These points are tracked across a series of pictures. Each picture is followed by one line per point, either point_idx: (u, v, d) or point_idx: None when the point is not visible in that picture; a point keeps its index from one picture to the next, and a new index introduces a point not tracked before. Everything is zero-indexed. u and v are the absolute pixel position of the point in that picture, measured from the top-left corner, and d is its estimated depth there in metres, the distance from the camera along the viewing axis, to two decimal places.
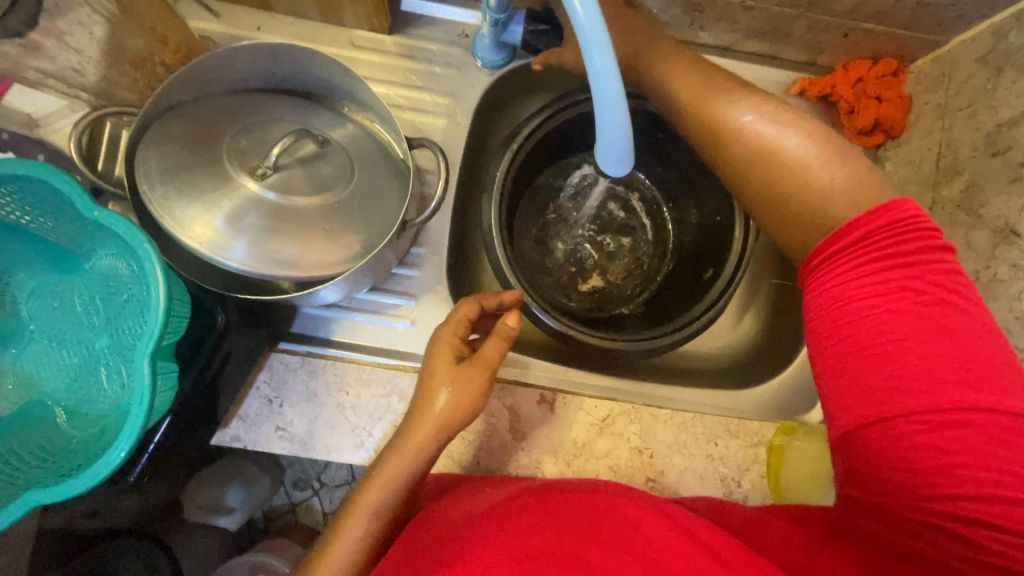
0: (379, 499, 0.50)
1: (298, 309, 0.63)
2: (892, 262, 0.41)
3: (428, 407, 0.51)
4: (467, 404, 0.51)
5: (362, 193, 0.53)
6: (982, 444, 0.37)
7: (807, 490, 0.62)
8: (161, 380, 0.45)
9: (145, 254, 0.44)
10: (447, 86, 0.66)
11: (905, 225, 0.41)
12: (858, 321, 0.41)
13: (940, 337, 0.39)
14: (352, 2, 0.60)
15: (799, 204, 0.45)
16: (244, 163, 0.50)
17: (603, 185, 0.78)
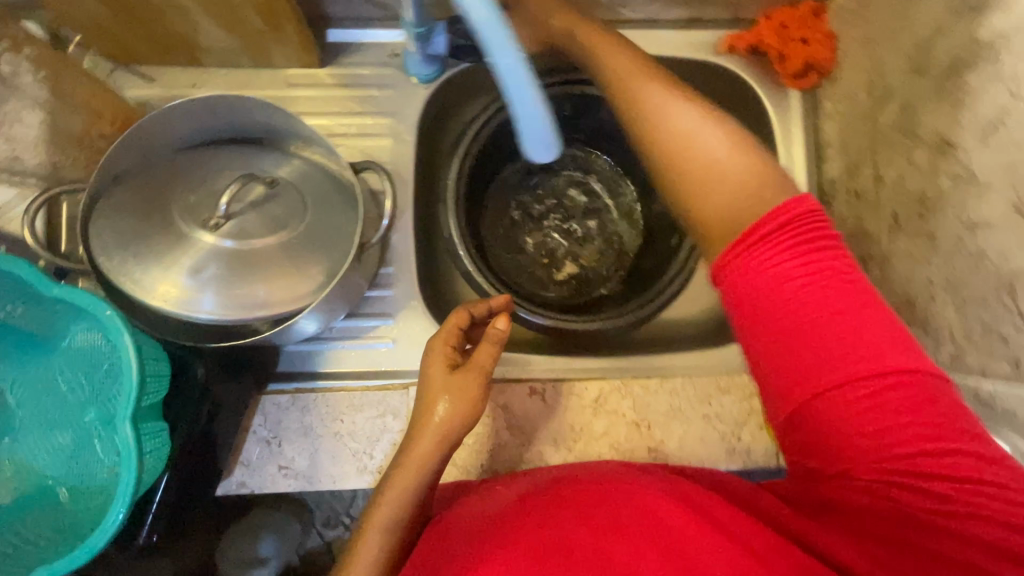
0: (383, 521, 0.51)
1: (281, 348, 0.63)
2: (799, 264, 0.42)
3: (428, 421, 0.53)
4: (467, 409, 0.53)
5: (317, 225, 0.54)
6: (917, 406, 0.38)
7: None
8: (147, 441, 0.46)
9: (110, 321, 0.45)
10: (383, 105, 0.67)
11: (803, 226, 0.43)
12: (784, 301, 0.41)
13: (862, 329, 0.39)
14: (279, 43, 0.62)
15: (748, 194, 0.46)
16: (197, 217, 0.51)
17: (560, 173, 0.80)
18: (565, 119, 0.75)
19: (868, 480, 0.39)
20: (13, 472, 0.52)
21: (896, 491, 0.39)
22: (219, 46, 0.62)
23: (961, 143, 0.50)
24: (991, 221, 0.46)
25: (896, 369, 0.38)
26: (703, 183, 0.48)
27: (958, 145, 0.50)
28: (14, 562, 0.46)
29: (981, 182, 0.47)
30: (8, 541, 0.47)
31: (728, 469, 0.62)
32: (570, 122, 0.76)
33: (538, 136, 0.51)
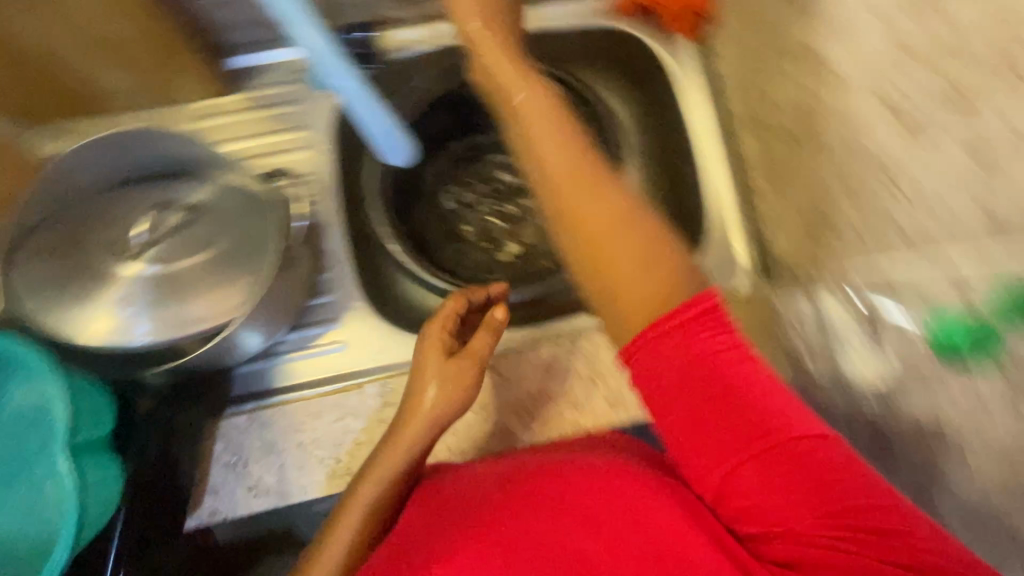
0: (351, 516, 0.52)
1: (233, 371, 0.64)
2: (706, 367, 0.40)
3: (418, 407, 0.54)
4: (457, 396, 0.54)
5: (237, 239, 0.54)
6: (829, 471, 0.39)
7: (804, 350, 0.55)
8: (91, 482, 0.47)
9: (36, 362, 0.46)
10: (293, 119, 0.68)
11: (702, 318, 0.40)
12: (703, 374, 0.40)
13: (771, 427, 0.39)
14: (181, 76, 0.64)
15: (649, 262, 0.42)
16: (119, 251, 0.52)
17: (484, 159, 0.81)
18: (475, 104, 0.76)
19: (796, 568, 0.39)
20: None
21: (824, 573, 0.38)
22: (122, 90, 0.63)
23: None
24: (857, 112, 0.46)
25: (809, 435, 0.39)
26: (598, 257, 0.44)
27: None
28: None
29: None
30: None
31: None
32: (481, 107, 0.77)
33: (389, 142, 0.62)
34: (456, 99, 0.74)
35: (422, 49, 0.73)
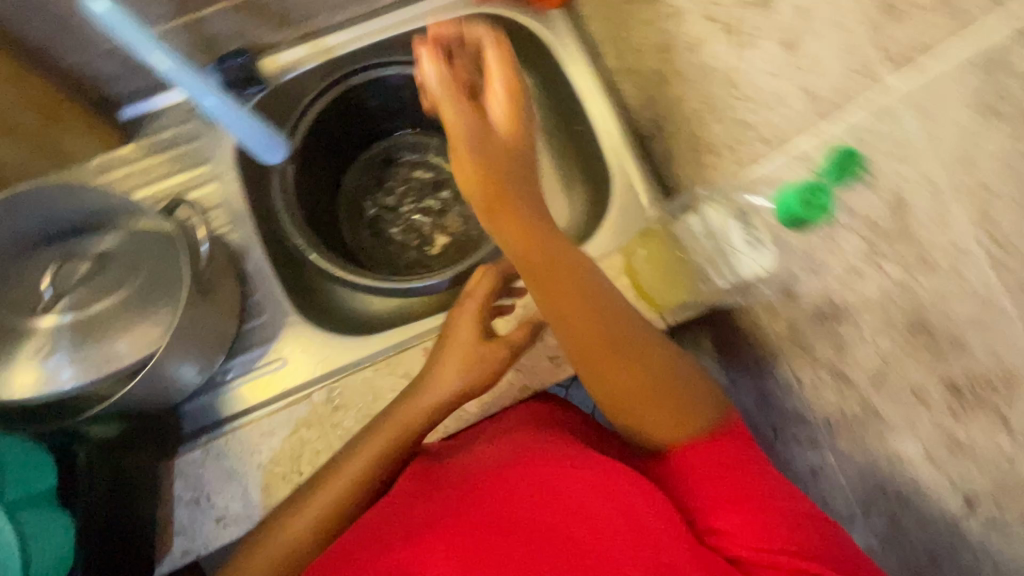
0: (311, 502, 0.52)
1: (180, 409, 0.64)
2: (716, 463, 0.43)
3: (436, 381, 0.56)
4: (482, 379, 0.56)
5: (149, 274, 0.55)
6: (812, 526, 0.40)
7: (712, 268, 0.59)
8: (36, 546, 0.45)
9: None
10: (197, 155, 0.69)
11: (739, 454, 0.44)
12: (710, 448, 0.44)
13: (766, 515, 0.40)
14: (70, 135, 0.64)
15: (676, 399, 0.45)
16: (29, 309, 0.53)
17: (400, 162, 0.83)
18: (377, 111, 0.77)
19: None
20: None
21: None
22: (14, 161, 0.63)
23: None
24: (702, 39, 0.51)
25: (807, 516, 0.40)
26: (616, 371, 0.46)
27: None
28: None
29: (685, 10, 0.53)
30: None
31: None
32: (384, 112, 0.78)
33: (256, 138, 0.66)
34: (353, 107, 0.75)
35: (308, 66, 0.71)
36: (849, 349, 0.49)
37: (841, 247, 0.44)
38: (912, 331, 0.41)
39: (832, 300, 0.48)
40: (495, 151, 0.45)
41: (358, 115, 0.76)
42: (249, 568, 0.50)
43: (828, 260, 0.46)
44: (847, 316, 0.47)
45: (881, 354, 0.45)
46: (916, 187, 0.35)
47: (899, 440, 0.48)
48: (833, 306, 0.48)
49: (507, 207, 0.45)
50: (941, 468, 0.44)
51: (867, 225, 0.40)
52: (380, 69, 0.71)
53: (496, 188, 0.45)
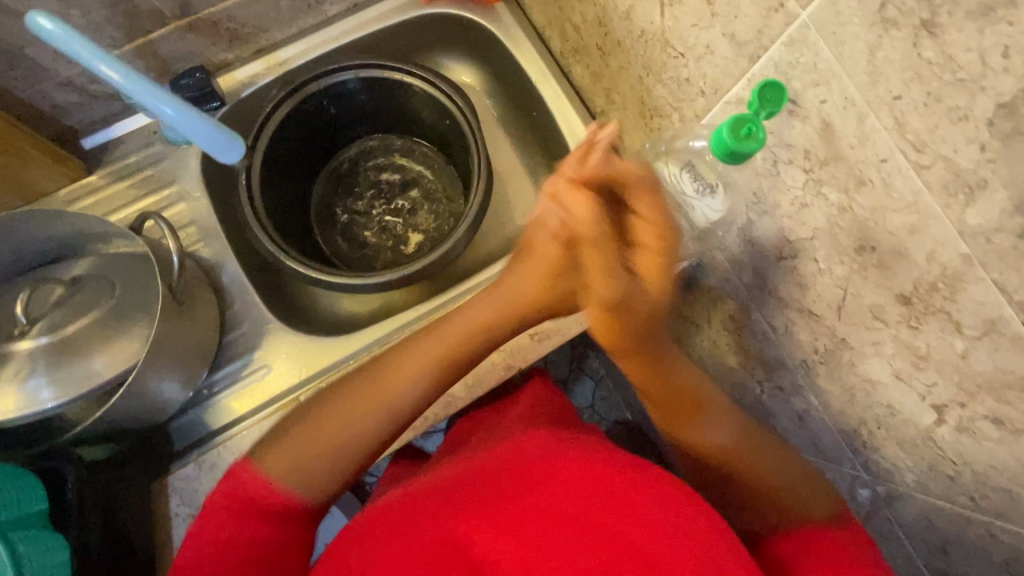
0: (299, 430, 0.50)
1: (168, 427, 0.64)
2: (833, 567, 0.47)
3: (471, 307, 0.53)
4: (517, 305, 0.51)
5: (123, 292, 0.56)
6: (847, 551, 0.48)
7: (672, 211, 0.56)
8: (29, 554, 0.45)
9: None
10: (164, 177, 0.70)
11: (852, 544, 0.48)
12: (822, 545, 0.49)
13: None
14: (34, 169, 0.64)
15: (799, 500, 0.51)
16: (5, 338, 0.53)
17: (368, 167, 0.85)
18: (338, 117, 0.79)
19: None
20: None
21: None
22: None
23: None
24: (635, 5, 0.53)
25: None
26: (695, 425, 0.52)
27: None
28: None
29: None
30: None
31: None
32: (344, 118, 0.79)
33: (208, 137, 0.52)
34: (313, 115, 0.76)
35: (266, 79, 0.73)
36: (808, 284, 0.51)
37: (786, 182, 0.46)
38: (860, 251, 0.42)
39: (787, 236, 0.50)
40: (636, 301, 0.45)
41: (318, 121, 0.77)
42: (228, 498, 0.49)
43: (777, 198, 0.48)
44: (803, 250, 0.49)
45: (838, 282, 0.47)
46: (838, 108, 0.37)
47: (869, 365, 0.49)
48: (789, 243, 0.50)
49: (624, 312, 0.45)
50: (907, 383, 0.46)
51: (804, 154, 0.42)
52: (334, 73, 0.73)
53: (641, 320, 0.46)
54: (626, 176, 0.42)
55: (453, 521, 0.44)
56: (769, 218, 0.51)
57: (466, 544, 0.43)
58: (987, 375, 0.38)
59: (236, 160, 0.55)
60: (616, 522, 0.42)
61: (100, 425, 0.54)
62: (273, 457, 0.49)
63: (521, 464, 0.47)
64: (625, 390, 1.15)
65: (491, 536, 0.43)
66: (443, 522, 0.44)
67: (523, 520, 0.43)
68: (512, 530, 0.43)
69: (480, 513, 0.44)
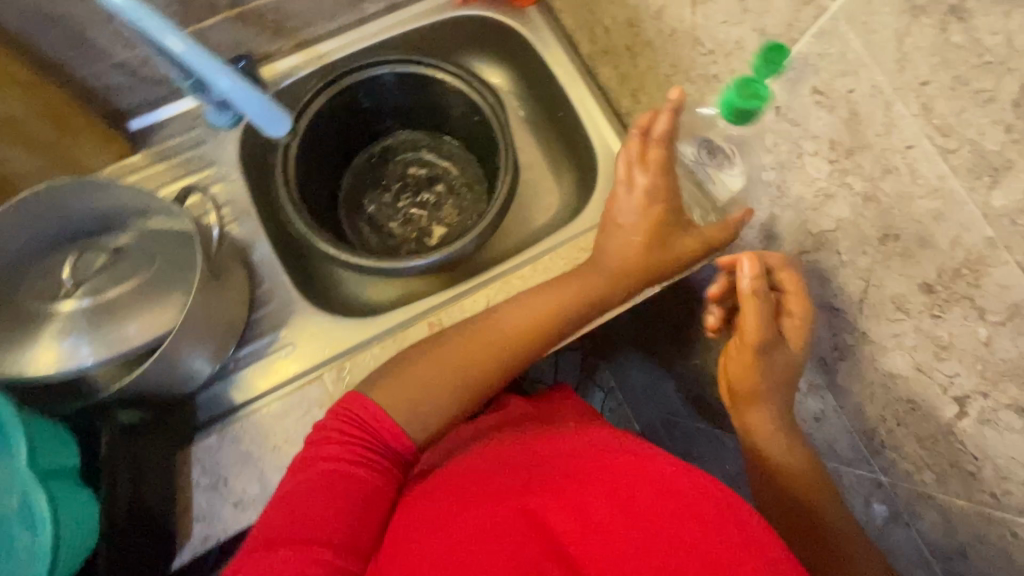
0: (425, 357, 0.56)
1: (194, 399, 0.66)
2: None
3: (589, 274, 0.60)
4: (622, 280, 0.60)
5: (161, 263, 0.58)
6: None
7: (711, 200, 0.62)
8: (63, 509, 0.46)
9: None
10: (204, 159, 0.73)
11: None
12: None
13: None
14: (83, 146, 0.68)
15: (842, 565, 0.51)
16: (49, 297, 0.55)
17: (395, 161, 0.88)
18: (370, 112, 0.82)
19: None
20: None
21: None
22: None
23: None
24: (665, 4, 0.55)
25: None
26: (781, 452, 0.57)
27: None
28: None
29: None
30: None
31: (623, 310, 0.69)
32: (376, 113, 0.82)
33: (258, 109, 0.53)
34: (347, 108, 0.79)
35: (305, 72, 0.77)
36: (829, 278, 0.52)
37: (810, 174, 0.47)
38: (883, 241, 0.43)
39: (809, 230, 0.51)
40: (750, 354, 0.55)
41: (352, 114, 0.80)
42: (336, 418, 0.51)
43: (801, 189, 0.49)
44: (825, 243, 0.50)
45: (859, 274, 0.48)
46: (865, 96, 0.39)
47: (889, 359, 0.50)
48: (811, 237, 0.51)
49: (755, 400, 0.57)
50: (929, 375, 0.46)
51: (829, 145, 0.44)
52: (372, 68, 0.76)
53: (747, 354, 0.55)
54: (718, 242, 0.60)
55: (528, 493, 0.43)
56: (793, 211, 0.52)
57: (542, 518, 0.41)
58: (1010, 361, 0.38)
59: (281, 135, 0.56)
60: (692, 524, 0.39)
61: (130, 390, 0.55)
62: (382, 390, 0.53)
63: (596, 454, 0.45)
64: (634, 397, 1.15)
65: (559, 516, 0.41)
66: (516, 494, 0.43)
67: (600, 507, 0.41)
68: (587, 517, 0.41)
69: (556, 497, 0.42)
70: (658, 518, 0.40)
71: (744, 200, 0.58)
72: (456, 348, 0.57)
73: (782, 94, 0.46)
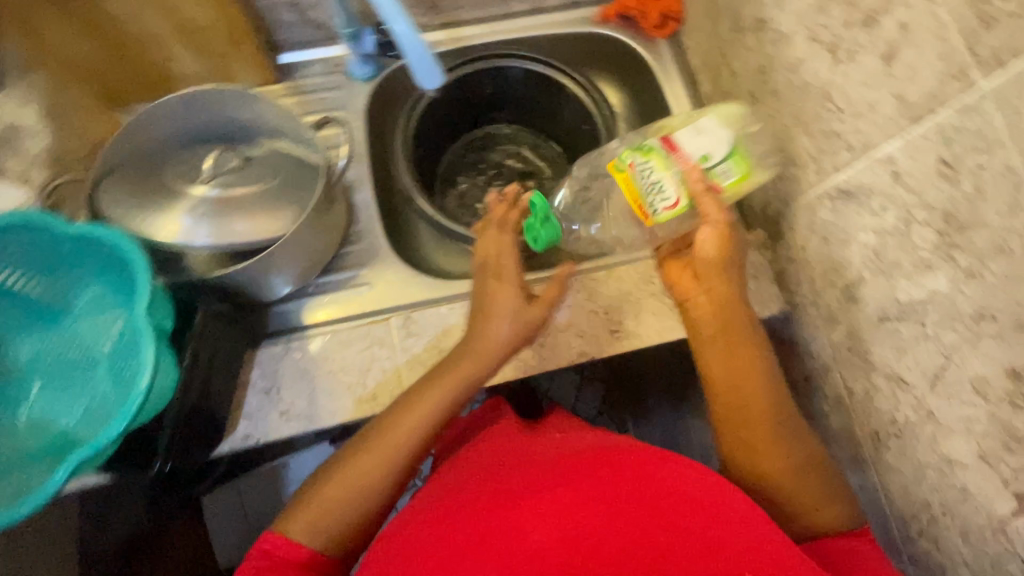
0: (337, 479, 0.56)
1: (270, 309, 0.71)
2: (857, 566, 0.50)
3: (484, 337, 0.61)
4: (519, 333, 0.62)
5: (287, 179, 0.64)
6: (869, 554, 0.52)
7: (656, 213, 0.61)
8: (163, 360, 0.52)
9: (137, 259, 0.51)
10: (334, 103, 0.80)
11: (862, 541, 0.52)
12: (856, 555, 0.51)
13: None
14: (240, 63, 0.75)
15: (825, 506, 0.54)
16: (187, 178, 0.61)
17: (495, 150, 0.93)
18: (489, 98, 0.87)
19: None
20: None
21: None
22: (192, 75, 0.74)
23: (768, 18, 0.62)
24: (804, 57, 0.57)
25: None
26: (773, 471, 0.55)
27: (765, 19, 0.62)
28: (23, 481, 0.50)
29: (782, 36, 0.60)
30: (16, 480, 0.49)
31: (683, 336, 0.70)
32: (492, 100, 0.88)
33: (422, 62, 0.60)
34: (471, 90, 0.85)
35: (442, 48, 0.83)
36: (905, 350, 0.52)
37: (914, 243, 0.49)
38: (977, 320, 0.44)
39: (897, 298, 0.52)
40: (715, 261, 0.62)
41: (473, 96, 0.86)
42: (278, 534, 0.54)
43: (900, 256, 0.50)
44: (912, 314, 0.51)
45: (942, 350, 0.48)
46: (996, 176, 0.40)
47: (950, 442, 0.50)
48: (897, 305, 0.52)
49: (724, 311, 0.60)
50: (991, 467, 0.46)
51: (943, 217, 0.45)
52: (505, 59, 0.81)
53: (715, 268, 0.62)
54: (547, 299, 0.64)
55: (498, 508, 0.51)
56: (884, 278, 0.53)
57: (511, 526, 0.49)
58: None
59: (432, 86, 0.64)
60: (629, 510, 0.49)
61: (223, 279, 0.60)
62: (302, 514, 0.54)
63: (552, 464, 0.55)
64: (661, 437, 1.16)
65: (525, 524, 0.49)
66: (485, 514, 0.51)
67: (580, 514, 0.49)
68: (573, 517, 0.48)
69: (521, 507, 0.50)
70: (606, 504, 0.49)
71: (833, 258, 0.60)
72: (336, 472, 0.57)
73: (905, 160, 0.48)
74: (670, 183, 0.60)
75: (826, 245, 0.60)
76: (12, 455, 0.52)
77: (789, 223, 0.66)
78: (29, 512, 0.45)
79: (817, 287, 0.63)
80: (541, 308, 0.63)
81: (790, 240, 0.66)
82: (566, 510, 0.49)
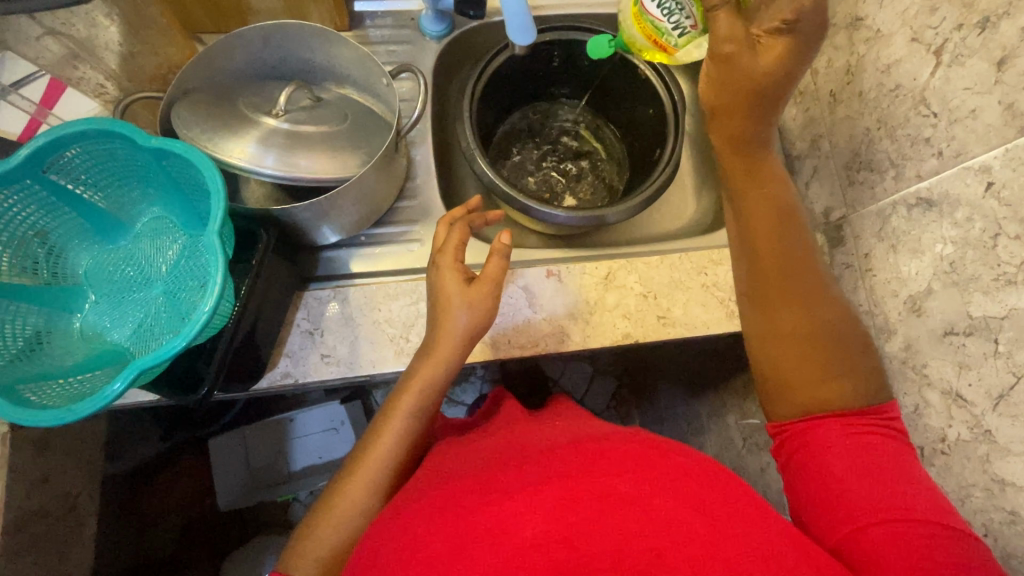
0: (349, 497, 0.55)
1: (318, 254, 0.71)
2: (861, 473, 0.47)
3: (450, 323, 0.59)
4: (482, 318, 0.60)
5: (356, 123, 0.62)
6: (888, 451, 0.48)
7: (677, 40, 0.57)
8: (222, 303, 0.52)
9: (216, 188, 0.50)
10: (404, 57, 0.79)
11: (872, 435, 0.49)
12: (867, 460, 0.47)
13: (891, 500, 0.45)
14: (317, 5, 0.73)
15: (850, 387, 0.51)
16: (260, 110, 0.59)
17: (552, 125, 0.92)
18: (555, 71, 0.85)
19: (863, 525, 0.45)
20: (22, 341, 0.51)
21: (880, 533, 0.44)
22: (267, 10, 0.72)
23: (867, 16, 0.60)
24: (900, 58, 0.57)
25: (935, 512, 0.44)
26: (795, 370, 0.52)
27: (865, 16, 0.61)
28: (73, 387, 0.50)
29: (884, 33, 0.58)
30: (68, 385, 0.50)
31: (728, 331, 0.69)
32: (558, 74, 0.86)
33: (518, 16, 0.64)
34: (541, 60, 0.82)
35: None
36: (968, 366, 0.51)
37: (998, 256, 0.48)
38: None
39: (968, 313, 0.51)
40: (738, 78, 0.51)
41: (542, 67, 0.84)
42: (318, 536, 0.54)
43: (979, 270, 0.49)
44: (983, 329, 0.50)
45: (1011, 368, 0.47)
46: None
47: (1005, 462, 0.49)
48: (967, 320, 0.51)
49: (749, 152, 0.58)
50: None
51: None
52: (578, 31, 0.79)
53: (739, 97, 0.53)
54: (491, 278, 0.60)
55: (502, 497, 0.45)
56: (956, 291, 0.52)
57: (522, 518, 0.43)
58: None
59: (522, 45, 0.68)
60: (668, 504, 0.44)
61: (281, 212, 0.59)
62: (321, 540, 0.54)
63: (567, 455, 0.50)
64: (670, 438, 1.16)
65: (544, 524, 0.43)
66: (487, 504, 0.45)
67: (587, 502, 0.44)
68: (587, 508, 0.43)
69: (538, 499, 0.44)
70: (641, 502, 0.44)
71: (899, 268, 0.58)
72: (340, 499, 0.56)
73: (1003, 170, 0.47)
74: (683, 7, 0.55)
75: (893, 254, 0.59)
76: (60, 360, 0.52)
77: (854, 229, 0.64)
78: (78, 421, 0.44)
79: (875, 296, 0.61)
80: (486, 286, 0.60)
81: (851, 247, 0.65)
82: (570, 503, 0.44)
